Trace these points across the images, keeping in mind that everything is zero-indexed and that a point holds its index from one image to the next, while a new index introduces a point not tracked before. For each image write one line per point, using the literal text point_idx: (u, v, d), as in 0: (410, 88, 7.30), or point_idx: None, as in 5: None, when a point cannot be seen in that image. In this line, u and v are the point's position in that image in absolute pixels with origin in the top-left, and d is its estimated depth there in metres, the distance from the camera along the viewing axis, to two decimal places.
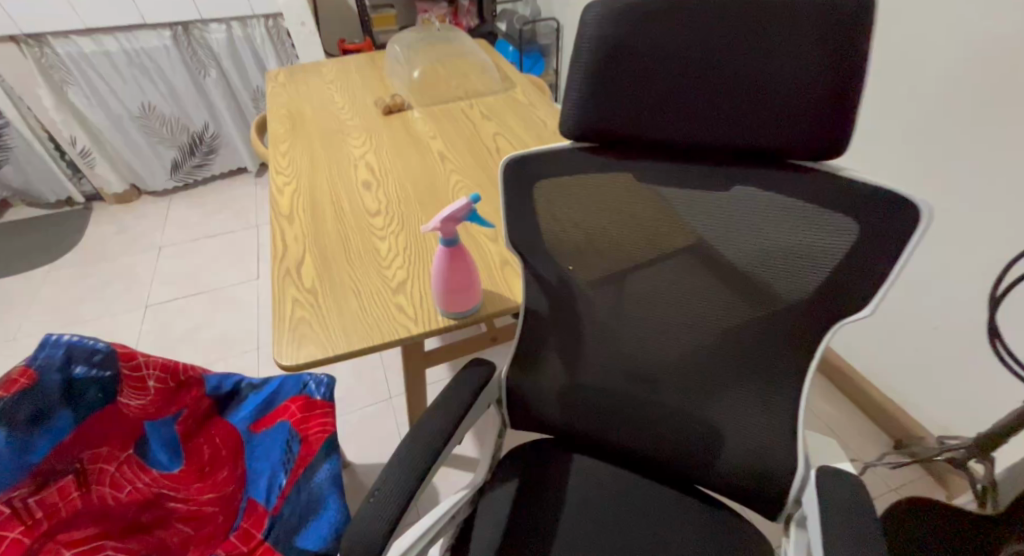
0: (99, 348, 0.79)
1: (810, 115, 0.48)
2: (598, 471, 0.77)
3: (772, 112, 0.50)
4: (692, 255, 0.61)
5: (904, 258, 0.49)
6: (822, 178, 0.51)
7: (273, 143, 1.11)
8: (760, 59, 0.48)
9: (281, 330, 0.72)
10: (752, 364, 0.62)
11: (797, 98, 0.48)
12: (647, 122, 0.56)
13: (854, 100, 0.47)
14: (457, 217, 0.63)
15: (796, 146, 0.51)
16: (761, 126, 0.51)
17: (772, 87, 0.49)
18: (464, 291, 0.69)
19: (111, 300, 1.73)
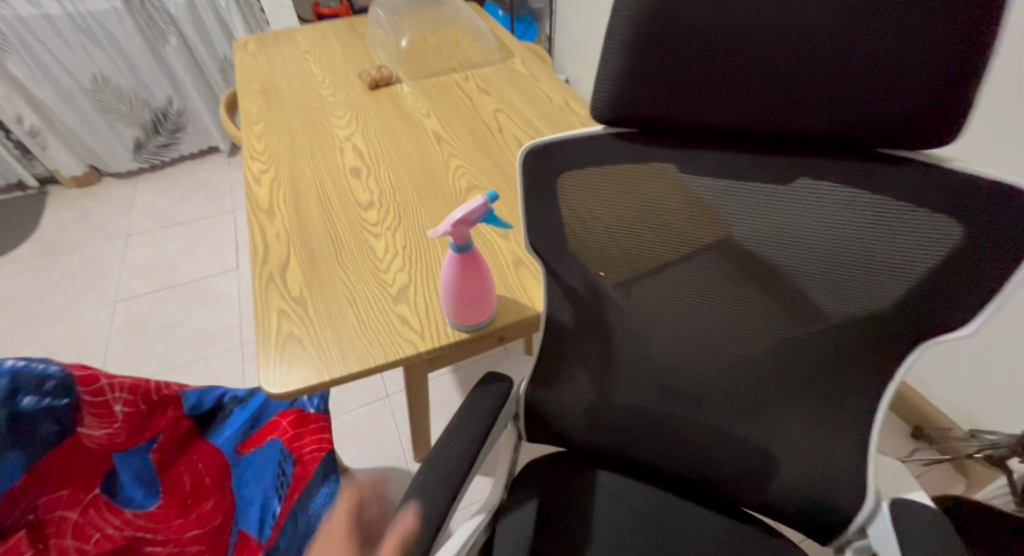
0: (51, 373, 0.67)
1: (908, 104, 0.39)
2: (625, 490, 0.71)
3: (855, 103, 0.41)
4: (743, 262, 0.53)
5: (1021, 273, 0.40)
6: (920, 172, 0.42)
7: (245, 124, 0.99)
8: (849, 21, 0.38)
9: (266, 350, 0.62)
10: (808, 381, 0.55)
11: (893, 85, 0.39)
12: (694, 110, 0.47)
13: (976, 73, 0.36)
14: (471, 220, 0.54)
15: (888, 132, 0.41)
16: (839, 118, 0.42)
17: (859, 73, 0.39)
18: (478, 303, 0.61)
19: (77, 296, 1.60)
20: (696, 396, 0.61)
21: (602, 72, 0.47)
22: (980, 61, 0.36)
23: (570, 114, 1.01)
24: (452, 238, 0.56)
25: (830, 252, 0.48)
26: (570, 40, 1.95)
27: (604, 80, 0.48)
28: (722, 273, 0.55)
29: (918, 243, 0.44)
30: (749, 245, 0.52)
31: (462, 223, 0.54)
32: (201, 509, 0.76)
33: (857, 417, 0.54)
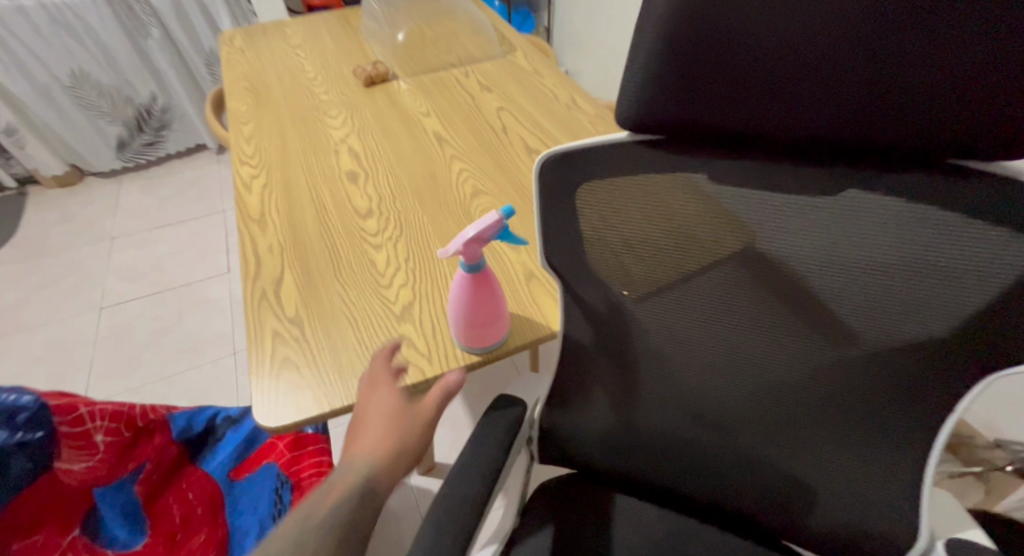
0: (23, 405, 0.64)
1: (994, 127, 0.32)
2: (645, 517, 0.67)
3: (943, 117, 0.33)
4: (779, 281, 0.49)
5: None
6: (991, 187, 0.37)
7: (233, 125, 0.93)
8: (932, 28, 0.30)
9: (260, 377, 0.57)
10: (846, 407, 0.51)
11: (997, 100, 0.31)
12: (737, 120, 0.39)
13: None
14: (484, 237, 0.49)
15: (963, 154, 0.35)
16: (919, 134, 0.35)
17: (952, 82, 0.32)
18: (491, 325, 0.56)
19: (60, 302, 1.53)
20: (723, 421, 0.58)
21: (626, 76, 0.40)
22: None
23: (578, 113, 0.96)
24: (463, 257, 0.52)
25: (878, 269, 0.44)
26: (571, 32, 1.88)
27: (628, 86, 0.40)
28: (751, 290, 0.50)
29: (983, 263, 0.40)
30: (785, 264, 0.47)
31: (475, 241, 0.49)
32: (191, 543, 0.72)
33: (905, 450, 0.50)
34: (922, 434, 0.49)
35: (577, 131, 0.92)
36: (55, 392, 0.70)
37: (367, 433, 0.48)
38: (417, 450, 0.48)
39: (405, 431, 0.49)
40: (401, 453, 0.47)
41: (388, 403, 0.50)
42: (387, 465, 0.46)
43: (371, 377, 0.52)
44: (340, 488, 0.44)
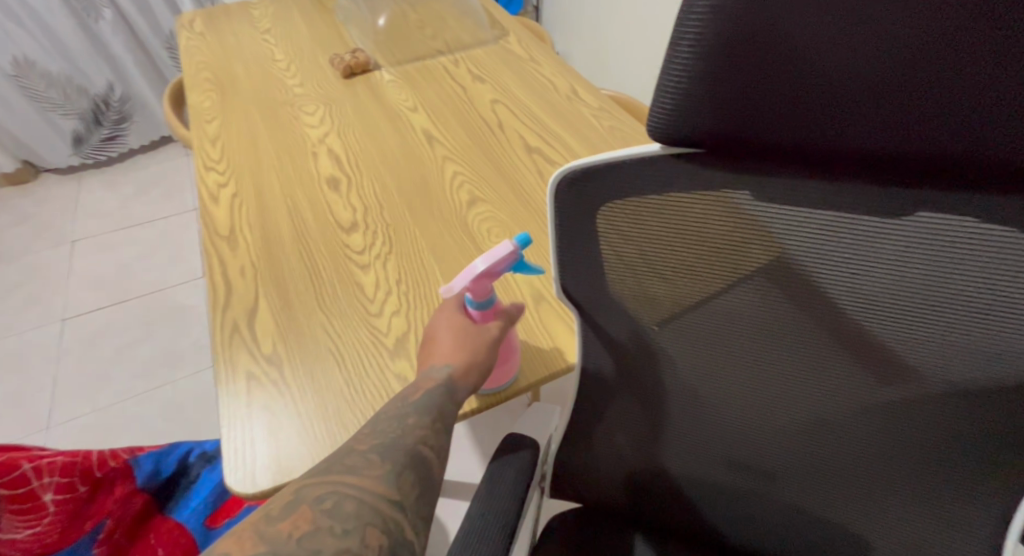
0: None
1: None
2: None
3: None
4: (823, 314, 0.42)
5: None
6: None
7: (196, 123, 0.83)
8: None
9: (231, 429, 0.49)
10: (903, 458, 0.46)
11: None
12: (818, 136, 0.30)
13: None
14: (495, 271, 0.43)
15: None
16: None
17: None
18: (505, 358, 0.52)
19: (18, 312, 1.42)
20: (768, 467, 0.53)
21: (663, 87, 0.31)
22: None
23: (579, 104, 0.88)
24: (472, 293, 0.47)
25: (952, 304, 0.37)
26: (561, 11, 1.78)
27: (667, 99, 0.31)
28: (794, 315, 0.44)
29: None
30: (838, 299, 0.41)
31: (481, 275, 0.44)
32: None
33: (970, 496, 0.45)
34: (991, 483, 0.43)
35: (579, 124, 0.84)
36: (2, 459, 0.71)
37: (440, 347, 0.46)
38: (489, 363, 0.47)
39: (474, 346, 0.46)
40: (475, 363, 0.46)
41: (456, 325, 0.47)
42: (465, 371, 0.45)
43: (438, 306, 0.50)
44: (425, 383, 0.43)
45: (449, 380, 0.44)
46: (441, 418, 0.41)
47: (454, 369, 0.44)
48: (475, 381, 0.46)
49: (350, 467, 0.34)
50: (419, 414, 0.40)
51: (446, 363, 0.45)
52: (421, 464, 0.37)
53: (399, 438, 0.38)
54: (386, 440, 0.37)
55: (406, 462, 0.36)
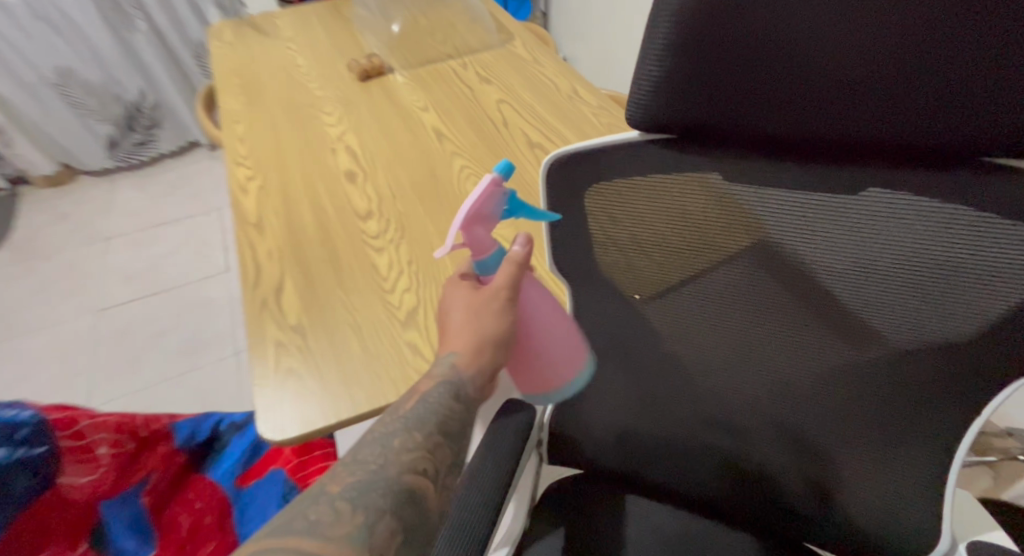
0: (22, 420, 0.56)
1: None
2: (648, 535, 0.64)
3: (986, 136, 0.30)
4: (785, 280, 0.48)
5: None
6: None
7: (226, 124, 0.91)
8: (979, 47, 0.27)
9: (264, 389, 0.56)
10: (859, 416, 0.51)
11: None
12: (765, 128, 0.37)
13: None
14: (481, 211, 0.43)
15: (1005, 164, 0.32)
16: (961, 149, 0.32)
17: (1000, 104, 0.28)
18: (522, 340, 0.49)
19: (58, 304, 1.52)
20: (741, 426, 0.58)
21: (639, 91, 0.38)
22: None
23: (579, 103, 0.93)
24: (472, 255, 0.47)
25: (896, 268, 0.42)
26: (567, 14, 1.84)
27: (639, 98, 0.38)
28: (768, 288, 0.49)
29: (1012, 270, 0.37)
30: (803, 265, 0.46)
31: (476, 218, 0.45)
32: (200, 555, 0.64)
33: (920, 451, 0.49)
34: (934, 444, 0.48)
35: (580, 124, 0.89)
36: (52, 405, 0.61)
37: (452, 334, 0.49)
38: (499, 350, 0.47)
39: (480, 328, 0.46)
40: (480, 352, 0.47)
41: (467, 305, 0.47)
42: (470, 361, 0.47)
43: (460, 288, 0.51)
44: (423, 385, 0.46)
45: (450, 368, 0.46)
46: (438, 433, 0.42)
47: (457, 359, 0.47)
48: (484, 367, 0.47)
49: (314, 522, 0.33)
50: (406, 434, 0.41)
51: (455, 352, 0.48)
52: (403, 502, 0.37)
53: (380, 472, 0.38)
54: (361, 481, 0.37)
55: (385, 506, 0.36)
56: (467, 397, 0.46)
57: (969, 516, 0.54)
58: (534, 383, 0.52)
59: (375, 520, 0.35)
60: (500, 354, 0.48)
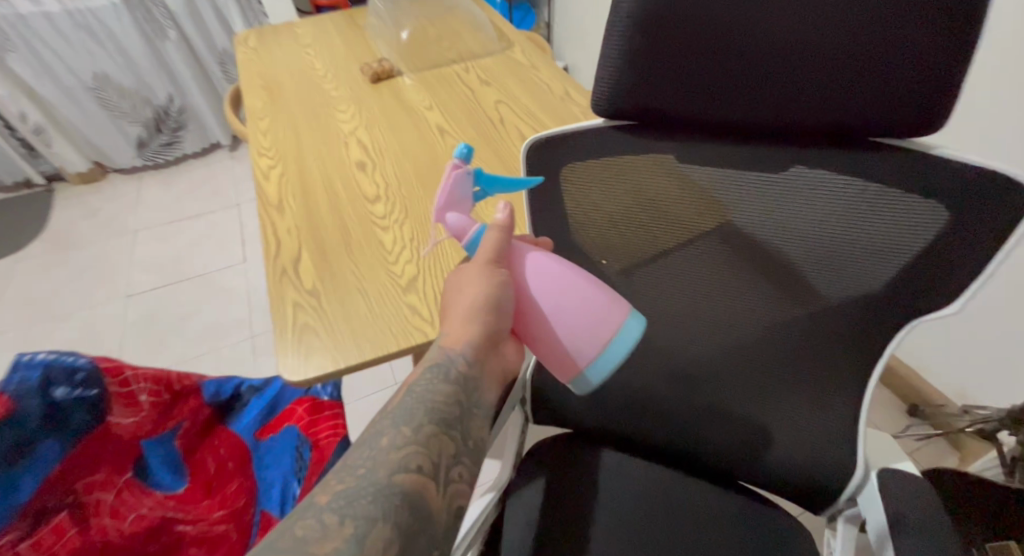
0: (81, 365, 0.64)
1: (871, 112, 0.44)
2: (622, 495, 0.71)
3: (839, 104, 0.45)
4: (734, 245, 0.57)
5: (1008, 250, 0.43)
6: (903, 155, 0.45)
7: (251, 120, 1.01)
8: (819, 43, 0.42)
9: (283, 342, 0.64)
10: (796, 363, 0.60)
11: (866, 95, 0.43)
12: (694, 110, 0.51)
13: (927, 90, 0.41)
14: (451, 190, 0.55)
15: (860, 129, 0.46)
16: (828, 117, 0.46)
17: (841, 81, 0.44)
18: (512, 310, 0.54)
19: (89, 290, 1.63)
20: (699, 379, 0.66)
21: (602, 86, 0.52)
22: (932, 82, 0.41)
23: (570, 103, 1.03)
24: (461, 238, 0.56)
25: (818, 228, 0.52)
26: (569, 26, 1.93)
27: (604, 92, 0.52)
28: (718, 250, 0.59)
29: (903, 235, 0.48)
30: (746, 229, 0.56)
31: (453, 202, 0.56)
32: (225, 491, 0.74)
33: (844, 391, 0.59)
34: (854, 379, 0.57)
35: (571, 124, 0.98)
36: (102, 356, 0.70)
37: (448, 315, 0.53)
38: (488, 315, 0.51)
39: (466, 296, 0.51)
40: (466, 332, 0.51)
41: (455, 284, 0.53)
42: (455, 339, 0.51)
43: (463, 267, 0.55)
44: (409, 377, 0.49)
45: (439, 348, 0.50)
46: (430, 431, 0.43)
47: (445, 338, 0.51)
48: (475, 336, 0.51)
49: (301, 538, 0.34)
50: (392, 435, 0.42)
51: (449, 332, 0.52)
52: (393, 511, 0.37)
53: (369, 476, 0.39)
54: (348, 493, 0.37)
55: (376, 516, 0.36)
56: (462, 373, 0.49)
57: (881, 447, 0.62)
58: (553, 361, 0.54)
59: (366, 531, 0.35)
60: (490, 320, 0.52)
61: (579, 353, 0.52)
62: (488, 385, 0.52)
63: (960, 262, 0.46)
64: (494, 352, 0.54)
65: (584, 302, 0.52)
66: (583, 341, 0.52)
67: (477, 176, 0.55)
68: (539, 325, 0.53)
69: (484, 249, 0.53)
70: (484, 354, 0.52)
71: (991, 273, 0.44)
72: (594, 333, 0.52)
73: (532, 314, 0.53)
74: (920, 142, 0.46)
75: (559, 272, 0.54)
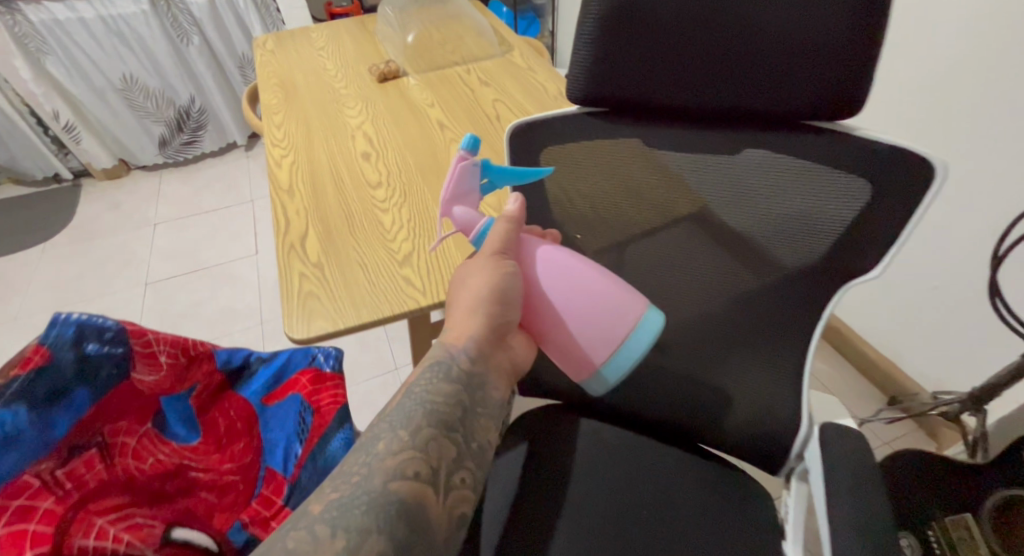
0: (109, 326, 0.72)
1: (801, 98, 0.52)
2: (598, 463, 0.76)
3: (774, 92, 0.53)
4: (697, 223, 0.64)
5: (921, 212, 0.51)
6: (835, 137, 0.54)
7: (266, 114, 1.09)
8: (756, 39, 0.51)
9: (290, 307, 0.71)
10: (753, 331, 0.66)
11: (796, 84, 0.52)
12: (655, 99, 0.59)
13: (844, 79, 0.50)
14: (458, 184, 0.59)
15: (794, 114, 0.54)
16: (766, 103, 0.54)
17: (774, 71, 0.52)
18: (520, 305, 0.60)
19: (110, 277, 1.72)
20: (668, 346, 0.72)
21: (575, 80, 0.59)
22: (847, 72, 0.49)
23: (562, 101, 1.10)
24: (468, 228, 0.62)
25: (765, 200, 0.60)
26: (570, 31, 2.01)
27: (577, 85, 0.59)
28: (680, 227, 0.65)
29: (835, 207, 0.56)
30: (707, 205, 0.63)
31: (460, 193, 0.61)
32: (233, 448, 0.81)
33: (795, 356, 0.65)
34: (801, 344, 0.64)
35: None
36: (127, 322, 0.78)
37: (457, 308, 0.60)
38: (490, 308, 0.58)
39: (471, 290, 0.57)
40: (466, 330, 0.58)
41: (463, 278, 0.59)
42: (457, 336, 0.58)
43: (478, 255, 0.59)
44: (410, 378, 0.56)
45: (441, 345, 0.58)
46: (424, 439, 0.49)
47: (448, 336, 0.58)
48: (477, 332, 0.58)
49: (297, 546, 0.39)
50: (388, 443, 0.48)
51: (452, 328, 0.59)
52: (385, 520, 0.42)
53: (364, 483, 0.44)
54: (342, 502, 0.42)
55: (369, 526, 0.41)
56: (464, 371, 0.56)
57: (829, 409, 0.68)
58: (568, 359, 0.59)
59: (359, 542, 0.40)
60: (492, 313, 0.58)
61: (593, 352, 0.57)
62: (488, 380, 0.59)
63: (880, 235, 0.53)
64: (499, 346, 0.61)
65: (597, 304, 0.56)
66: (596, 341, 0.57)
67: (485, 168, 0.59)
68: (552, 325, 0.58)
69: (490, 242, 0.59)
70: (484, 348, 0.59)
71: (907, 236, 0.53)
72: (607, 334, 0.56)
73: (541, 313, 0.59)
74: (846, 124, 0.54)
75: (572, 274, 0.58)
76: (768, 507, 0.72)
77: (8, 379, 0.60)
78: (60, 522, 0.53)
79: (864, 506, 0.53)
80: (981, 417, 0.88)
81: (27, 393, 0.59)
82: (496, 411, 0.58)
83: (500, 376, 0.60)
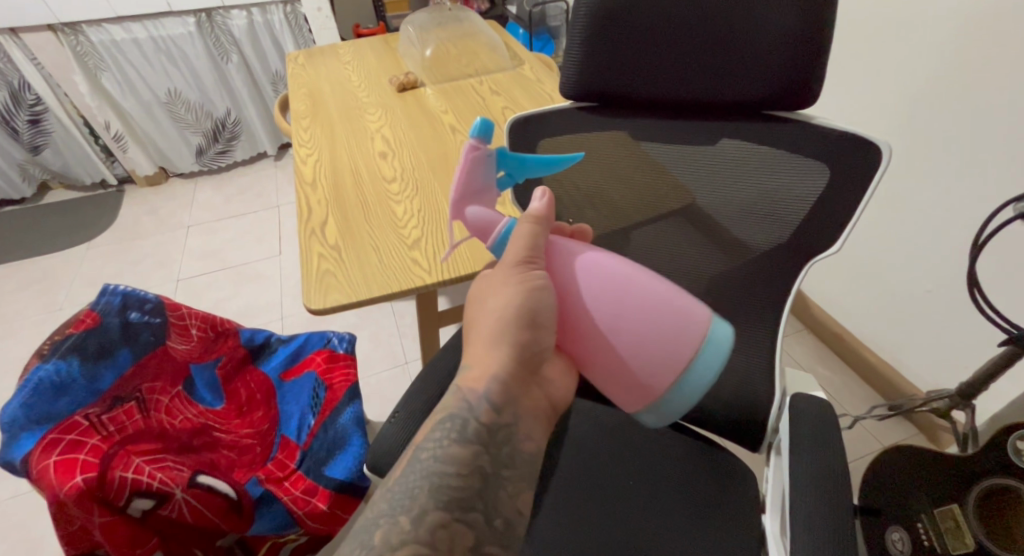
0: (149, 298, 0.80)
1: (768, 89, 0.60)
2: (588, 440, 0.80)
3: (744, 85, 0.60)
4: (682, 216, 0.70)
5: (873, 188, 0.57)
6: (797, 126, 0.61)
7: (295, 120, 1.19)
8: (725, 40, 0.58)
9: (309, 283, 0.78)
10: (729, 309, 0.71)
11: (762, 77, 0.59)
12: (639, 95, 0.66)
13: (801, 71, 0.57)
14: (469, 176, 0.58)
15: (761, 103, 0.61)
16: (738, 95, 0.62)
17: (743, 67, 0.59)
18: (551, 329, 0.56)
19: (146, 273, 1.84)
20: None
21: (567, 79, 0.67)
22: (804, 65, 0.57)
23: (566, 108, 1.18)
24: (479, 229, 0.61)
25: (741, 184, 0.65)
26: None
27: (569, 83, 0.67)
28: (668, 218, 0.71)
29: (798, 191, 0.62)
30: (692, 196, 0.68)
31: (472, 188, 0.60)
32: (253, 416, 0.90)
33: (772, 332, 0.70)
34: (772, 318, 0.69)
35: None
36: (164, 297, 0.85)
37: (478, 339, 0.54)
38: (514, 335, 0.53)
39: (494, 312, 0.53)
40: (487, 373, 0.52)
41: (484, 296, 0.55)
42: (476, 380, 0.52)
43: (502, 275, 0.55)
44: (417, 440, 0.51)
45: (458, 392, 0.52)
46: (429, 522, 0.45)
47: (465, 380, 0.52)
48: (497, 373, 0.52)
49: None
50: (388, 530, 0.44)
51: (472, 366, 0.53)
52: None
53: None
54: None
55: None
56: (484, 425, 0.51)
57: (803, 384, 0.72)
58: (625, 383, 0.56)
59: None
60: (517, 342, 0.53)
61: (649, 379, 0.54)
62: (523, 427, 0.54)
63: (839, 214, 0.60)
64: (531, 380, 0.56)
65: (657, 327, 0.53)
66: (656, 367, 0.54)
67: (498, 157, 0.59)
68: (608, 344, 0.55)
69: (514, 250, 0.56)
70: (509, 387, 0.53)
71: (860, 215, 0.58)
72: (671, 356, 0.53)
73: (588, 335, 0.56)
74: (805, 115, 0.62)
75: (621, 308, 0.54)
76: (750, 484, 0.75)
77: (63, 336, 0.68)
78: (104, 455, 0.60)
79: (825, 477, 0.58)
80: (968, 412, 0.91)
81: (79, 348, 0.68)
82: (527, 469, 0.53)
83: (532, 418, 0.55)
